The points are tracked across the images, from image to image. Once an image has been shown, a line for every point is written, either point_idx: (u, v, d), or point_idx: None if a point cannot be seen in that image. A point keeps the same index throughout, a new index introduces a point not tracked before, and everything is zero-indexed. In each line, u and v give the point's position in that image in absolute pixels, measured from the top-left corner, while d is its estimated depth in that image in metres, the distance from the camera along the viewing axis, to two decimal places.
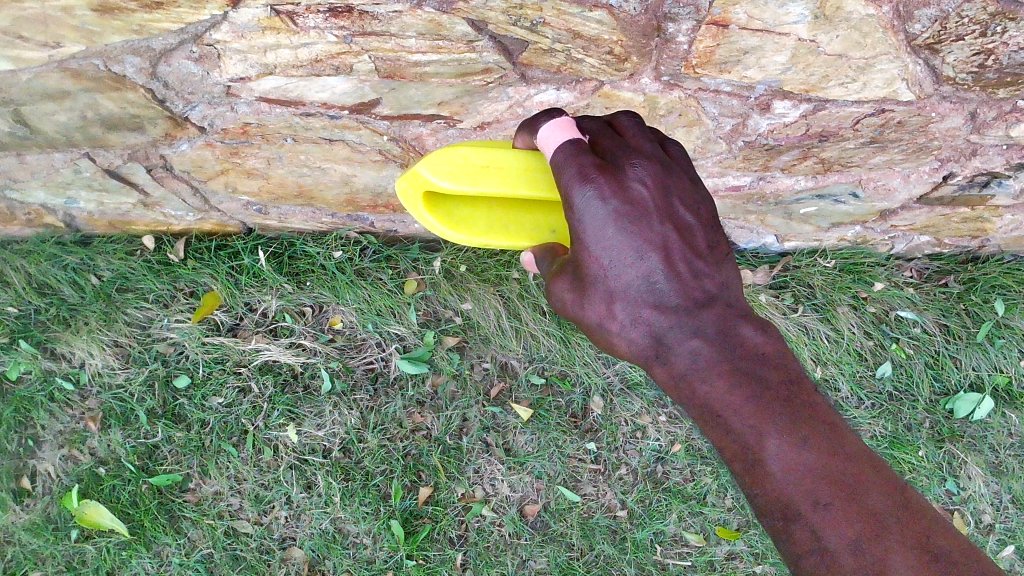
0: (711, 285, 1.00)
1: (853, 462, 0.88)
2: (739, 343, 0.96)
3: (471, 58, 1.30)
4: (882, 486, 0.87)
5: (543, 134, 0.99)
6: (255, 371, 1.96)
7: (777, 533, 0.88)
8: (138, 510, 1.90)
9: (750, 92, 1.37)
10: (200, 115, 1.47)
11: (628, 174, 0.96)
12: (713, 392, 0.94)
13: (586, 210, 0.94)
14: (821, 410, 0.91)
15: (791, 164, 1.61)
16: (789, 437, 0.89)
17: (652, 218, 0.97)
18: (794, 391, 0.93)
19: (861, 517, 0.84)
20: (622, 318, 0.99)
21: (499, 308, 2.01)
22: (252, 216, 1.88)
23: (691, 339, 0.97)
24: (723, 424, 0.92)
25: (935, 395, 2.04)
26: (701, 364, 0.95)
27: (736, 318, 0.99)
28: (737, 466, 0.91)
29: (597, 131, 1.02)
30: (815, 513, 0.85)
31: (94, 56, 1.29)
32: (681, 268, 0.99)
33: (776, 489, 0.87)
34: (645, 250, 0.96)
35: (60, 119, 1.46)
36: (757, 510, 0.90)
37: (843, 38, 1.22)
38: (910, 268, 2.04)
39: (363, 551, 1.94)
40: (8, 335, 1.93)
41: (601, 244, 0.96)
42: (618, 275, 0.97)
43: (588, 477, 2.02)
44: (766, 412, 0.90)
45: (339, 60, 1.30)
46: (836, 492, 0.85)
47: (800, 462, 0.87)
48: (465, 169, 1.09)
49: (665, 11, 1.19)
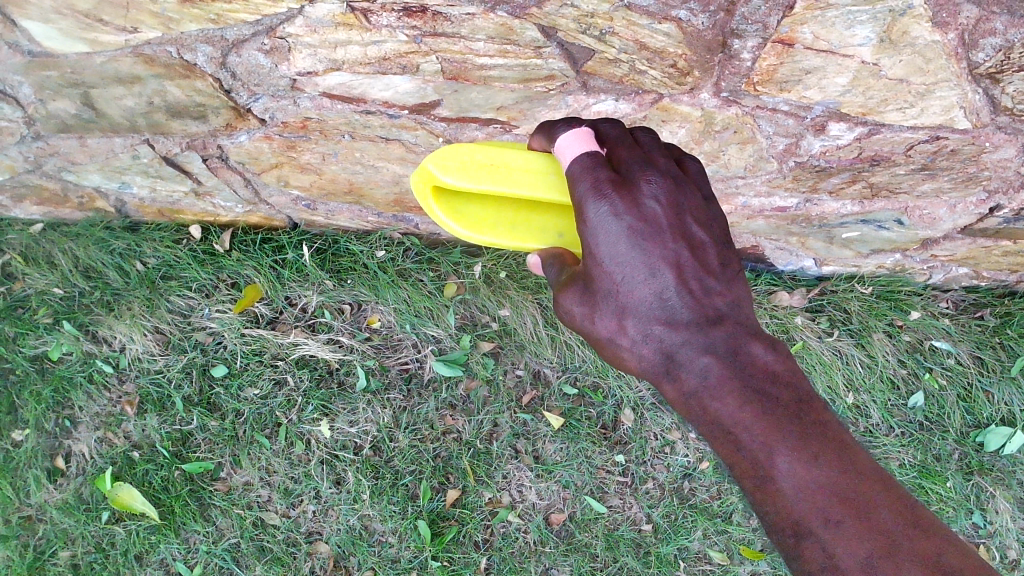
0: (722, 303, 0.99)
1: (864, 480, 0.86)
2: (750, 361, 0.94)
3: (537, 64, 1.32)
4: (894, 504, 0.85)
5: (560, 145, 1.02)
6: (292, 365, 1.97)
7: (788, 552, 0.86)
8: (170, 495, 1.92)
9: (808, 112, 1.39)
10: (263, 107, 1.49)
11: (643, 188, 0.96)
12: (724, 409, 0.92)
13: (599, 223, 0.95)
14: (833, 428, 0.90)
15: (840, 187, 1.63)
16: (799, 454, 0.87)
17: (665, 234, 0.97)
18: (805, 410, 0.91)
19: (872, 534, 0.82)
20: (632, 334, 0.98)
21: (536, 316, 2.03)
22: (300, 211, 1.91)
23: (701, 356, 0.95)
24: (732, 441, 0.91)
25: (966, 427, 2.04)
26: (710, 382, 0.94)
27: (747, 336, 0.97)
28: (749, 482, 0.90)
29: (615, 144, 1.02)
30: (826, 530, 0.84)
31: (169, 43, 1.33)
32: (693, 285, 0.98)
33: (787, 506, 0.86)
34: (658, 266, 0.96)
35: (127, 104, 1.49)
36: (768, 527, 0.89)
37: (905, 63, 1.24)
38: (946, 299, 2.04)
39: (388, 550, 1.95)
40: (52, 316, 1.96)
41: (614, 256, 0.96)
42: (630, 289, 0.96)
43: (615, 488, 2.03)
44: (777, 429, 0.89)
45: (407, 60, 1.32)
46: (847, 509, 0.84)
47: (811, 481, 0.86)
48: (467, 166, 1.13)
49: (733, 27, 1.21)
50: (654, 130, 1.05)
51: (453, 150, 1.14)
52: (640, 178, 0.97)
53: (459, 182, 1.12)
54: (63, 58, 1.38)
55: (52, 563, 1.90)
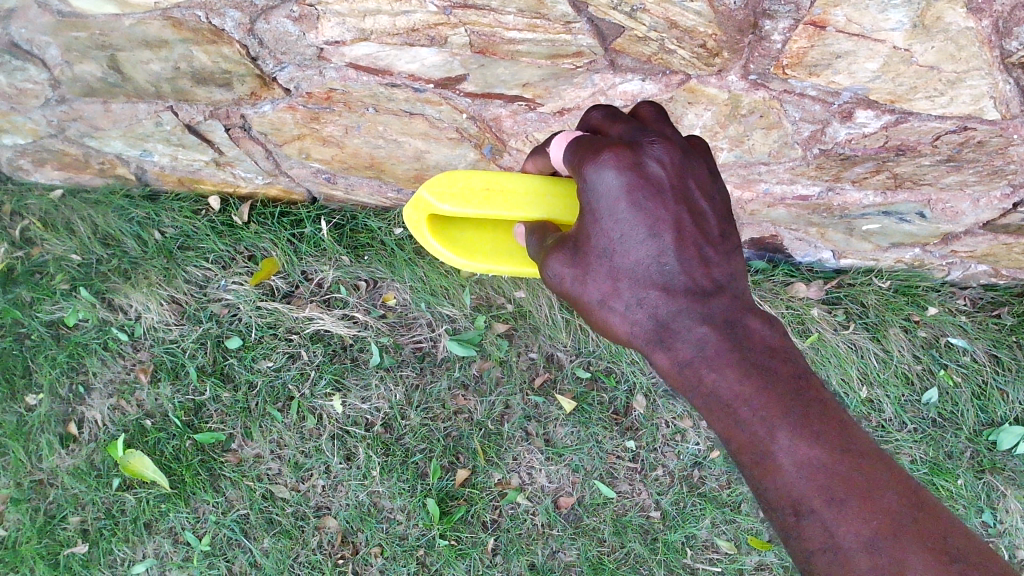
0: (719, 274, 0.96)
1: (866, 461, 0.83)
2: (747, 335, 0.92)
3: (566, 40, 1.32)
4: (896, 484, 0.82)
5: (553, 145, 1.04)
6: (306, 339, 1.98)
7: (787, 530, 0.84)
8: (181, 464, 1.92)
9: (836, 98, 1.38)
10: (288, 76, 1.49)
11: (646, 149, 0.92)
12: (722, 381, 0.89)
13: (599, 184, 0.91)
14: (833, 406, 0.88)
15: (864, 176, 1.62)
16: (800, 431, 0.85)
17: (666, 197, 0.93)
18: (805, 386, 0.88)
19: (877, 515, 0.80)
20: (626, 298, 0.94)
21: (552, 298, 2.02)
22: (320, 185, 1.90)
23: (698, 326, 0.92)
24: (729, 415, 0.88)
25: (980, 425, 2.03)
26: (708, 352, 0.91)
27: (745, 310, 0.94)
28: (746, 458, 0.87)
29: (609, 120, 1.01)
30: (829, 509, 0.81)
31: (198, 7, 1.33)
32: (692, 252, 0.94)
33: (787, 484, 0.84)
34: (658, 230, 0.93)
35: (153, 68, 1.49)
36: (765, 505, 0.87)
37: (938, 49, 1.23)
38: (964, 296, 2.02)
39: (397, 527, 1.95)
40: (69, 283, 1.97)
41: (613, 216, 0.92)
42: (627, 251, 0.93)
43: (625, 474, 2.03)
44: (778, 405, 0.86)
45: (435, 31, 1.32)
46: (850, 489, 0.81)
47: (813, 459, 0.83)
48: (465, 193, 1.09)
49: (765, 8, 1.20)
50: (658, 101, 1.01)
51: (449, 175, 1.10)
52: (643, 140, 0.93)
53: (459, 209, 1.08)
54: (91, 19, 1.38)
55: (62, 528, 1.90)
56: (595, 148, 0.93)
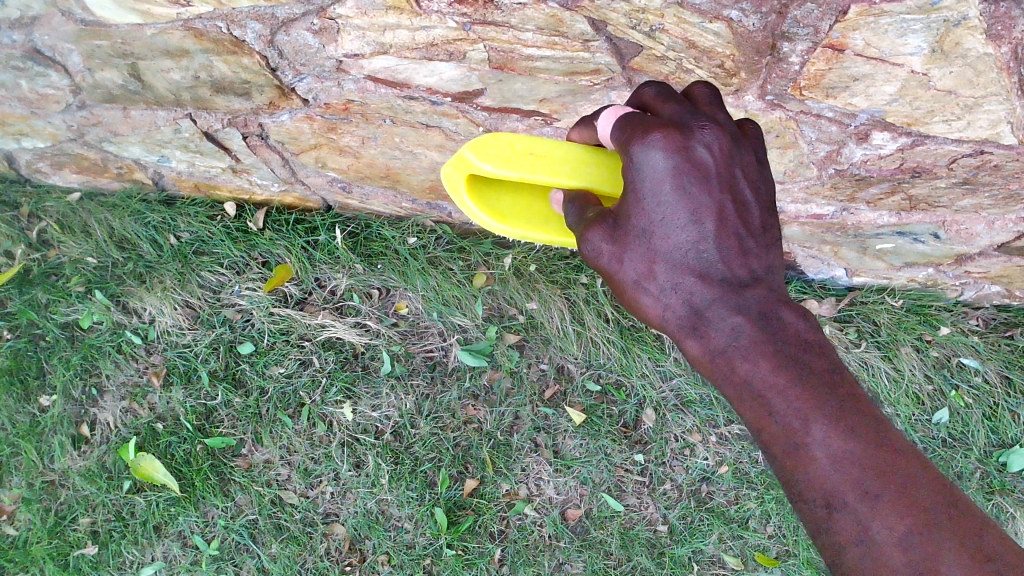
0: (757, 266, 0.96)
1: (902, 456, 0.82)
2: (782, 328, 0.91)
3: (584, 57, 1.32)
4: (932, 481, 0.81)
5: (599, 122, 1.02)
6: (318, 346, 1.99)
7: (817, 523, 0.83)
8: (191, 469, 1.94)
9: (852, 119, 1.38)
10: (307, 87, 1.50)
11: (696, 133, 0.92)
12: (756, 371, 0.89)
13: (646, 164, 0.90)
14: (868, 401, 0.86)
15: (878, 197, 1.62)
16: (836, 424, 0.84)
17: (711, 184, 0.93)
18: (839, 380, 0.88)
19: (912, 511, 0.79)
20: (661, 281, 0.94)
21: (564, 311, 2.03)
22: (336, 194, 1.91)
23: (733, 315, 0.92)
24: (762, 404, 0.87)
25: (990, 446, 2.02)
26: (742, 342, 0.90)
27: (780, 303, 0.93)
28: (778, 448, 0.86)
29: (661, 98, 0.98)
30: (862, 502, 0.80)
31: (220, 18, 1.34)
32: (732, 242, 0.94)
33: (819, 475, 0.83)
34: (700, 215, 0.92)
35: (173, 77, 1.50)
36: (795, 497, 0.85)
37: (956, 74, 1.23)
38: (976, 316, 2.02)
39: (404, 535, 1.96)
40: (84, 285, 1.98)
41: (657, 197, 0.91)
42: (668, 235, 0.93)
43: (633, 487, 2.03)
44: (813, 398, 0.85)
45: (454, 47, 1.33)
46: (886, 483, 0.80)
47: (848, 453, 0.82)
48: (509, 156, 1.02)
49: (783, 30, 1.21)
50: (714, 84, 1.00)
51: (494, 137, 1.02)
52: (694, 123, 0.93)
53: (500, 172, 1.01)
54: (114, 28, 1.39)
55: (72, 529, 1.92)
56: (644, 126, 0.92)
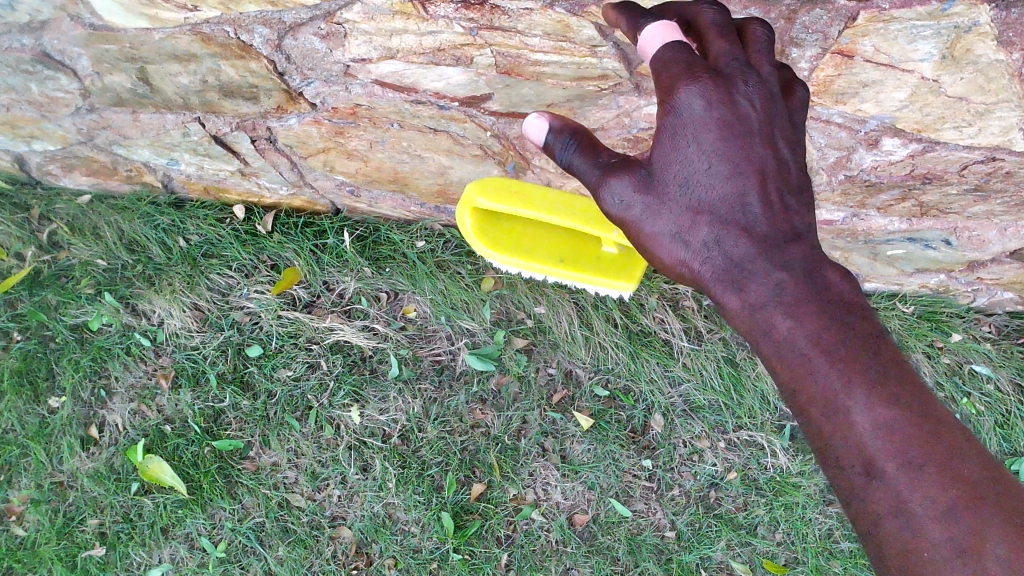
0: (800, 224, 0.95)
1: (945, 428, 0.82)
2: (824, 288, 0.90)
3: (591, 63, 1.32)
4: (975, 454, 0.82)
5: (646, 34, 0.95)
6: (326, 349, 1.99)
7: (855, 489, 0.84)
8: (198, 471, 1.94)
9: (862, 125, 1.37)
10: (314, 91, 1.50)
11: (740, 85, 0.92)
12: (796, 332, 0.89)
13: (687, 111, 0.91)
14: (911, 368, 0.86)
15: (889, 204, 1.61)
16: (879, 393, 0.83)
17: (753, 137, 0.93)
18: (882, 346, 0.87)
19: (957, 484, 0.79)
20: (697, 234, 0.96)
21: (572, 315, 2.01)
22: (344, 197, 1.91)
23: (774, 270, 0.92)
24: (804, 366, 0.87)
25: (1002, 453, 2.01)
26: (785, 301, 0.90)
27: (823, 263, 0.92)
28: (816, 411, 0.87)
29: (716, 28, 0.95)
30: (903, 473, 0.81)
31: (227, 23, 1.34)
32: (773, 198, 0.95)
33: (860, 442, 0.83)
34: (739, 169, 0.93)
35: (182, 81, 1.50)
36: (832, 461, 0.86)
37: (967, 81, 1.22)
38: (989, 323, 2.00)
39: (411, 539, 1.96)
40: (94, 287, 1.99)
41: (699, 145, 0.93)
42: (707, 185, 0.94)
43: (640, 493, 2.02)
44: (858, 363, 0.85)
45: (461, 51, 1.32)
46: (931, 453, 0.81)
47: (891, 421, 0.82)
48: (505, 195, 1.33)
49: (792, 36, 1.20)
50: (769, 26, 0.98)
51: (495, 181, 1.34)
52: (738, 73, 0.92)
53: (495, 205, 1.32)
54: (123, 33, 1.40)
55: (81, 530, 1.93)
56: (690, 69, 0.91)
